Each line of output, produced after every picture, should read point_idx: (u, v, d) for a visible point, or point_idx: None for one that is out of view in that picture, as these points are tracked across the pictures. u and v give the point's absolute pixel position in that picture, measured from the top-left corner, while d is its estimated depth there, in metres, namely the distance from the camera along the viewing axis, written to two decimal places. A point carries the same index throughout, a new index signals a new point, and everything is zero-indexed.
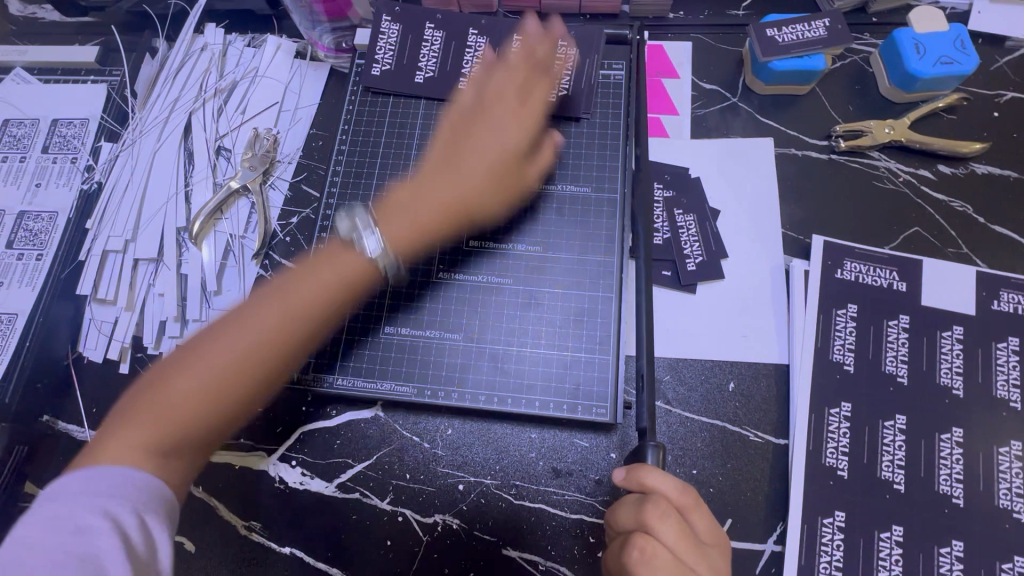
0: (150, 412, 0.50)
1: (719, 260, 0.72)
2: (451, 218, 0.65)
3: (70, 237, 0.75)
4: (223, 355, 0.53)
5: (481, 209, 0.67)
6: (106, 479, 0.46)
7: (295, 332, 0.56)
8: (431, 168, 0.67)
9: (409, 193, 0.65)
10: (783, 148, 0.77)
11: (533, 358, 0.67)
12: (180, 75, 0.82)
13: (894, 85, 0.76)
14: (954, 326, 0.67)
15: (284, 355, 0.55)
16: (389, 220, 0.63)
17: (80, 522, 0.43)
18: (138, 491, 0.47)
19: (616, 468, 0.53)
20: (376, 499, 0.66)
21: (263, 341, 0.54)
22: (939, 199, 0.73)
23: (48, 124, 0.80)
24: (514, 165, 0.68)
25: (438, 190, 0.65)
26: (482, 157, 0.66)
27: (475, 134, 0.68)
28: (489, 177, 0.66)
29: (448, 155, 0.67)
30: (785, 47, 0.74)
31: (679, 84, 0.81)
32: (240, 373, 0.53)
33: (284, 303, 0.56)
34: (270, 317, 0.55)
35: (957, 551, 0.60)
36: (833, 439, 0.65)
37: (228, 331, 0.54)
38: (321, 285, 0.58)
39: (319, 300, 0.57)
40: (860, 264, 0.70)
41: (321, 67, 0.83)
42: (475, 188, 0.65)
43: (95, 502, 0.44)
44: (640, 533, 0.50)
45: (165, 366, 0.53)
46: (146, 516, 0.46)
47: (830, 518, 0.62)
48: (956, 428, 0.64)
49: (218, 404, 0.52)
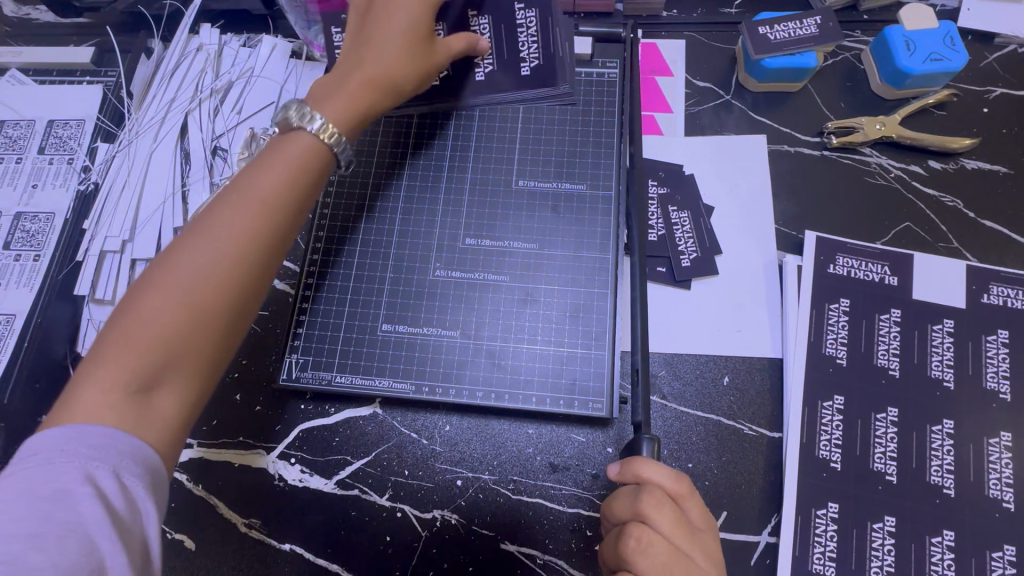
0: (118, 354, 0.44)
1: (713, 256, 0.73)
2: (379, 87, 0.60)
3: (68, 237, 0.75)
4: (193, 279, 0.47)
5: (403, 82, 0.62)
6: (78, 436, 0.42)
7: (266, 208, 0.51)
8: (343, 61, 0.62)
9: (329, 84, 0.60)
10: (776, 144, 0.77)
11: (529, 354, 0.68)
12: (175, 75, 0.82)
13: (884, 82, 0.77)
14: (945, 319, 0.68)
15: (257, 238, 0.50)
16: (322, 103, 0.58)
17: (55, 487, 0.40)
18: (116, 447, 0.42)
19: (610, 462, 0.54)
20: (375, 495, 0.67)
21: (230, 230, 0.49)
22: (930, 194, 0.74)
23: (45, 125, 0.80)
24: (426, 34, 0.62)
25: (360, 64, 0.60)
26: (397, 34, 0.60)
27: (383, 20, 0.61)
28: (407, 53, 0.61)
29: (356, 46, 0.62)
30: (777, 44, 0.75)
31: (673, 81, 0.81)
32: (214, 281, 0.47)
33: (243, 188, 0.51)
34: (233, 209, 0.50)
35: (948, 540, 0.61)
36: (826, 431, 0.66)
37: (189, 238, 0.48)
38: (284, 157, 0.53)
39: (281, 178, 0.52)
40: (853, 259, 0.71)
41: (317, 66, 0.82)
42: (395, 59, 0.61)
43: (68, 464, 0.41)
44: (636, 523, 0.50)
45: (125, 309, 0.46)
46: (124, 475, 0.42)
47: (824, 510, 0.63)
48: (947, 420, 0.65)
49: (193, 312, 0.46)
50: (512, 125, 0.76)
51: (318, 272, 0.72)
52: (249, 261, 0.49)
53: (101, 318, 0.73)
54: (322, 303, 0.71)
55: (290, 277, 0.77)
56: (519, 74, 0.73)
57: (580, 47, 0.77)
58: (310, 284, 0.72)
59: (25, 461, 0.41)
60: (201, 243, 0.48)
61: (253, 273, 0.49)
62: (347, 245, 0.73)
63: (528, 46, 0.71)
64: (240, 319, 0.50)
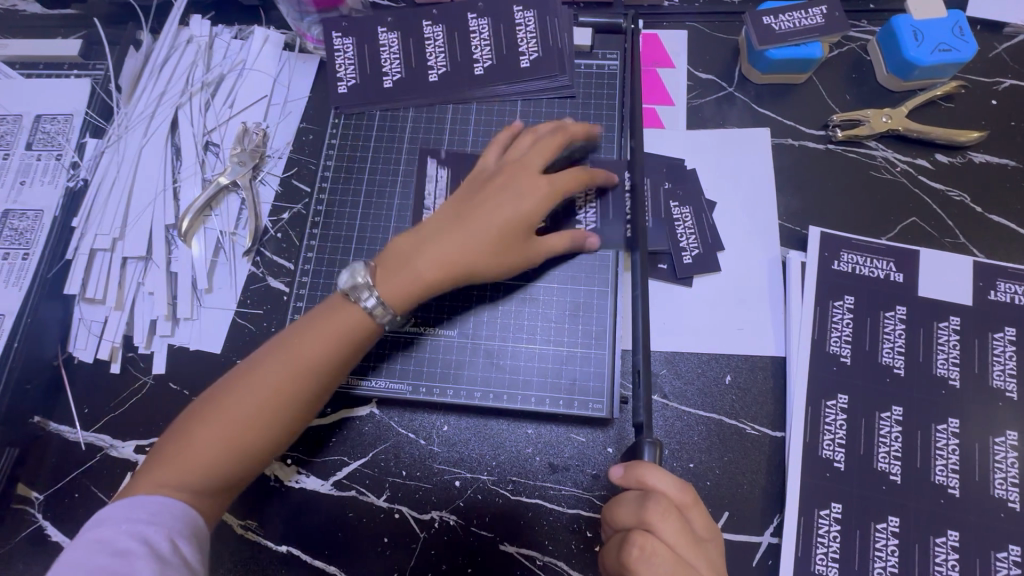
0: (168, 467, 0.53)
1: (715, 252, 0.71)
2: (448, 272, 0.60)
3: (57, 236, 0.73)
4: (242, 411, 0.55)
5: (485, 275, 0.62)
6: (143, 506, 0.51)
7: (309, 377, 0.57)
8: (436, 219, 0.63)
9: (412, 241, 0.62)
10: (779, 138, 0.76)
11: (528, 353, 0.67)
12: (165, 68, 0.80)
13: (891, 73, 0.75)
14: (951, 317, 0.67)
15: (299, 391, 0.56)
16: (385, 272, 0.60)
17: (119, 544, 0.48)
18: (173, 519, 0.51)
19: (614, 465, 0.52)
20: (372, 496, 0.66)
21: (279, 381, 0.56)
22: (936, 188, 0.73)
23: (31, 120, 0.78)
24: (519, 234, 0.62)
25: (439, 249, 0.60)
26: (489, 229, 0.61)
27: (484, 203, 0.62)
28: (494, 245, 0.61)
29: (456, 208, 0.63)
30: (782, 35, 0.73)
31: (675, 73, 0.80)
32: (262, 415, 0.55)
33: (297, 342, 0.57)
34: (284, 360, 0.56)
35: (952, 541, 0.60)
36: (830, 431, 0.64)
37: (244, 380, 0.56)
38: (340, 318, 0.58)
39: (332, 336, 0.57)
40: (858, 255, 0.70)
41: (310, 59, 0.81)
42: (476, 246, 0.61)
43: (132, 528, 0.49)
44: (640, 531, 0.49)
45: (188, 418, 0.55)
46: (177, 541, 0.50)
47: (827, 510, 0.62)
48: (953, 419, 0.64)
49: (229, 444, 0.54)
50: (510, 118, 0.75)
51: (313, 270, 0.71)
52: (293, 407, 0.56)
53: (92, 318, 0.72)
54: (316, 302, 0.70)
55: (284, 275, 0.73)
56: (519, 66, 0.73)
57: (580, 39, 0.75)
58: (305, 283, 0.71)
59: (98, 524, 0.49)
60: (251, 388, 0.55)
61: (296, 415, 0.57)
62: (342, 243, 0.72)
63: (528, 41, 0.73)
64: (271, 443, 0.57)
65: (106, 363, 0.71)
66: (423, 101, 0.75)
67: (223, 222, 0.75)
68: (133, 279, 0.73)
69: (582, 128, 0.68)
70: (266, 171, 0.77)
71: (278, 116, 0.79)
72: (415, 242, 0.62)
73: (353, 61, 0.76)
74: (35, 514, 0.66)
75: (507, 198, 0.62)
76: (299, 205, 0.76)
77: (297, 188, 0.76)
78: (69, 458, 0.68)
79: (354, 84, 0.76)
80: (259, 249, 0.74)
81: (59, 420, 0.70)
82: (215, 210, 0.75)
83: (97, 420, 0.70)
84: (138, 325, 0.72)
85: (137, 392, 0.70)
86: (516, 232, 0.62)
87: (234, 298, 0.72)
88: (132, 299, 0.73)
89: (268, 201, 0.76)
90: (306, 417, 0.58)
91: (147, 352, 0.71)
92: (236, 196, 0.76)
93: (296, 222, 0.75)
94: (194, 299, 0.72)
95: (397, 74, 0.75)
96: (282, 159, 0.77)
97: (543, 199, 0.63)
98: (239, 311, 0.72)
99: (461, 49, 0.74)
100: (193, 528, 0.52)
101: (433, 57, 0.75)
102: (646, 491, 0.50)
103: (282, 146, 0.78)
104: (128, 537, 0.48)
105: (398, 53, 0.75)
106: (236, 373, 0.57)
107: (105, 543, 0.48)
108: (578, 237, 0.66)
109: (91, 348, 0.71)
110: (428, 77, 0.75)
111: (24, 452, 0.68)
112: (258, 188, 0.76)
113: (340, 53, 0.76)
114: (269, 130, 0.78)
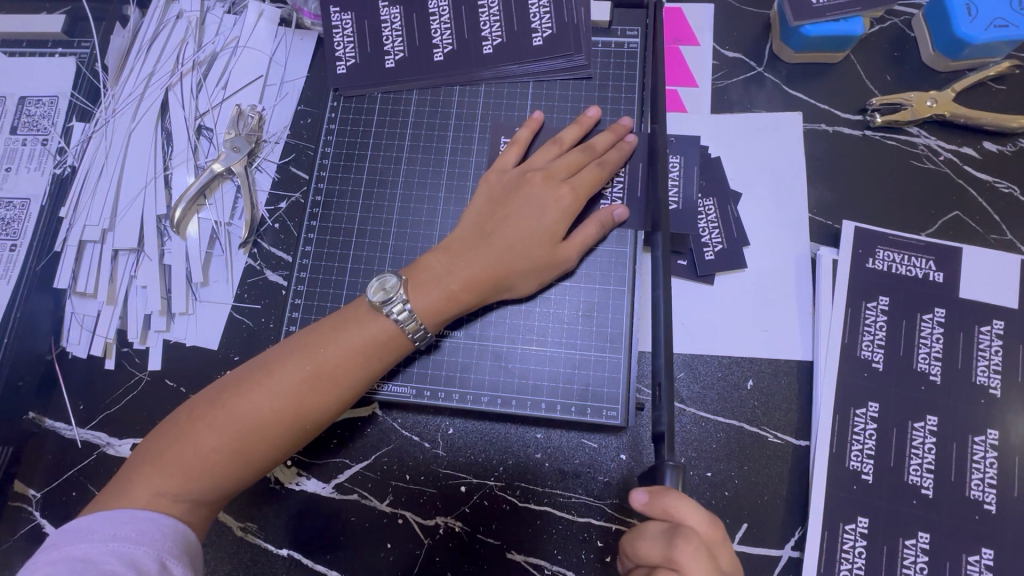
0: (169, 468, 0.51)
1: (741, 248, 0.67)
2: (483, 289, 0.59)
3: (45, 226, 0.71)
4: (255, 417, 0.53)
5: (516, 289, 0.61)
6: (134, 522, 0.48)
7: (327, 391, 0.55)
8: (463, 233, 0.61)
9: (442, 256, 0.60)
10: (812, 123, 0.70)
11: (539, 356, 0.63)
12: (154, 46, 0.76)
13: (937, 52, 0.69)
14: (994, 320, 0.62)
15: (315, 406, 0.54)
16: (418, 286, 0.58)
17: (104, 566, 0.45)
18: (164, 537, 0.49)
19: (636, 491, 0.49)
20: (374, 500, 0.64)
21: (296, 393, 0.54)
22: (983, 179, 0.68)
23: (16, 102, 0.75)
24: (549, 244, 0.60)
25: (471, 264, 0.59)
26: (517, 247, 0.60)
27: (512, 217, 0.60)
28: (525, 263, 0.60)
29: (482, 223, 0.61)
30: (820, 9, 0.67)
31: (699, 52, 0.74)
32: (276, 424, 0.53)
33: (316, 353, 0.55)
34: (303, 371, 0.54)
35: (986, 560, 0.57)
36: (858, 441, 0.60)
37: (257, 387, 0.54)
38: (363, 333, 0.56)
39: (354, 353, 0.56)
40: (894, 252, 0.65)
41: (309, 35, 0.76)
42: (508, 264, 0.59)
43: (119, 549, 0.46)
44: (667, 569, 0.46)
45: (194, 416, 0.53)
46: (167, 564, 0.47)
47: (853, 524, 0.59)
48: (991, 430, 0.60)
49: (238, 450, 0.52)
50: (520, 102, 0.70)
51: (311, 264, 0.67)
52: (308, 417, 0.54)
53: (84, 312, 0.69)
54: (315, 299, 0.66)
55: (283, 268, 0.69)
56: (531, 45, 0.68)
57: (597, 14, 0.69)
58: (303, 278, 0.67)
59: (81, 539, 0.46)
60: (264, 398, 0.53)
61: (308, 427, 0.55)
62: (342, 236, 0.68)
63: (540, 16, 0.67)
64: (280, 453, 0.55)
65: (100, 359, 0.68)
66: (427, 82, 0.70)
67: (218, 212, 0.71)
68: (125, 272, 0.70)
69: (606, 140, 0.64)
70: (262, 158, 0.73)
71: (274, 97, 0.74)
72: (445, 256, 0.60)
73: (353, 38, 0.71)
74: (32, 511, 0.64)
75: (533, 208, 0.60)
76: (298, 193, 0.72)
77: (295, 175, 0.72)
78: (63, 457, 0.66)
79: (354, 63, 0.71)
80: (256, 240, 0.70)
81: (54, 416, 0.67)
82: (210, 198, 0.71)
83: (93, 417, 0.67)
84: (132, 320, 0.69)
85: (132, 390, 0.67)
86: (544, 246, 0.60)
87: (230, 292, 0.69)
88: (125, 293, 0.69)
89: (265, 189, 0.72)
90: (317, 430, 0.56)
91: (142, 347, 0.68)
92: (232, 184, 0.72)
93: (294, 211, 0.71)
94: (189, 293, 0.69)
95: (400, 52, 0.70)
96: (279, 144, 0.73)
97: (569, 210, 0.61)
98: (236, 306, 0.69)
99: (468, 24, 0.69)
100: (185, 545, 0.50)
101: (437, 34, 0.69)
102: (673, 525, 0.47)
103: (278, 130, 0.73)
104: (115, 560, 0.45)
105: (401, 29, 0.70)
106: (247, 377, 0.54)
107: (90, 563, 0.45)
108: (605, 215, 0.62)
109: (85, 343, 0.68)
110: (432, 56, 0.70)
111: (19, 451, 0.65)
112: (255, 175, 0.72)
113: (338, 31, 0.71)
114: (265, 113, 0.74)
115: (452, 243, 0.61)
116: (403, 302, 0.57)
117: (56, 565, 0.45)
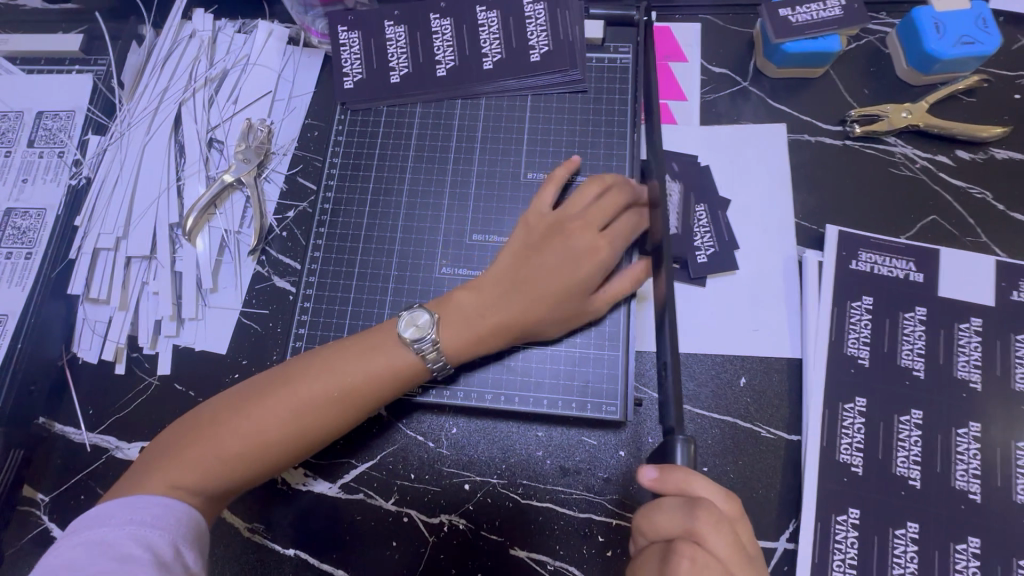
0: (189, 463, 0.53)
1: (731, 251, 0.70)
2: (512, 333, 0.61)
3: (59, 235, 0.73)
4: (279, 425, 0.55)
5: (544, 334, 0.63)
6: (149, 507, 0.50)
7: (351, 405, 0.57)
8: (495, 273, 0.63)
9: (473, 297, 0.62)
10: (795, 133, 0.74)
11: (540, 355, 0.65)
12: (168, 64, 0.79)
13: (911, 68, 0.74)
14: (972, 317, 0.65)
15: (336, 419, 0.57)
16: (447, 326, 0.61)
17: (122, 548, 0.47)
18: (178, 523, 0.50)
19: (646, 468, 0.50)
20: (380, 499, 0.65)
21: (321, 405, 0.56)
22: (957, 185, 0.71)
23: (33, 116, 0.78)
24: (580, 296, 0.61)
25: (501, 308, 0.61)
26: (550, 297, 0.60)
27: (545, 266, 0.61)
28: (556, 312, 0.61)
29: (516, 264, 0.62)
30: (798, 28, 0.71)
31: (688, 67, 0.78)
32: (298, 432, 0.55)
33: (342, 369, 0.57)
34: (329, 386, 0.56)
35: (973, 548, 0.59)
36: (847, 435, 0.63)
37: (284, 395, 0.56)
38: (390, 354, 0.58)
39: (380, 371, 0.58)
40: (876, 254, 0.68)
41: (316, 53, 0.79)
42: (541, 312, 0.61)
43: (138, 533, 0.48)
44: (688, 540, 0.48)
45: (218, 413, 0.55)
46: (182, 548, 0.49)
47: (844, 516, 0.61)
48: (973, 423, 0.62)
49: (258, 453, 0.54)
50: (520, 114, 0.73)
51: (320, 270, 0.70)
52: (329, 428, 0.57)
53: (96, 318, 0.71)
54: (323, 304, 0.68)
55: (290, 274, 0.72)
56: (529, 60, 0.72)
57: (592, 32, 0.73)
58: (312, 283, 0.69)
59: (101, 524, 0.48)
60: (289, 407, 0.55)
61: (327, 437, 0.57)
62: (349, 242, 0.70)
63: (537, 36, 0.72)
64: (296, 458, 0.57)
65: (110, 364, 0.70)
66: (430, 96, 0.74)
67: (228, 220, 0.74)
68: (137, 279, 0.72)
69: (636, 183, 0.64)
70: (271, 169, 0.76)
71: (282, 112, 0.78)
72: (477, 296, 0.62)
73: (360, 56, 0.74)
74: (41, 515, 0.65)
75: (567, 258, 0.61)
76: (306, 203, 0.74)
77: (302, 184, 0.75)
78: (73, 460, 0.67)
79: (360, 79, 0.74)
80: (264, 247, 0.73)
81: (64, 421, 0.68)
82: (220, 208, 0.74)
83: (102, 420, 0.68)
84: (142, 326, 0.71)
85: (142, 394, 0.69)
86: (576, 299, 0.61)
87: (239, 297, 0.71)
88: (136, 300, 0.71)
89: (274, 199, 0.75)
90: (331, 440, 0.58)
91: (153, 352, 0.70)
92: (241, 193, 0.75)
93: (301, 220, 0.74)
94: (199, 300, 0.71)
95: (405, 68, 0.74)
96: (286, 156, 0.76)
97: (603, 265, 0.61)
98: (245, 312, 0.71)
99: (469, 43, 0.73)
100: (196, 529, 0.51)
101: (440, 51, 0.73)
102: (688, 496, 0.48)
103: (286, 143, 0.76)
104: (133, 543, 0.47)
105: (406, 46, 0.74)
106: (274, 384, 0.56)
107: (112, 546, 0.47)
108: (639, 269, 0.63)
109: (96, 349, 0.70)
110: (435, 72, 0.73)
111: (30, 455, 0.67)
112: (264, 186, 0.75)
113: (345, 48, 0.75)
114: (273, 126, 0.77)
115: (485, 282, 0.62)
116: (433, 342, 0.59)
117: (75, 550, 0.46)
